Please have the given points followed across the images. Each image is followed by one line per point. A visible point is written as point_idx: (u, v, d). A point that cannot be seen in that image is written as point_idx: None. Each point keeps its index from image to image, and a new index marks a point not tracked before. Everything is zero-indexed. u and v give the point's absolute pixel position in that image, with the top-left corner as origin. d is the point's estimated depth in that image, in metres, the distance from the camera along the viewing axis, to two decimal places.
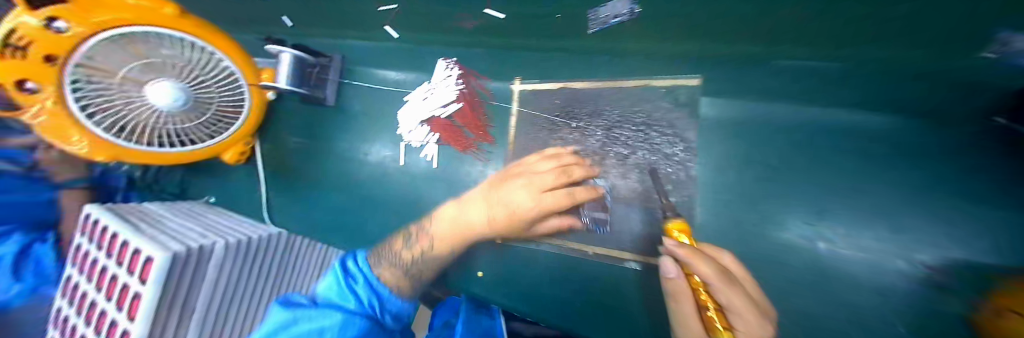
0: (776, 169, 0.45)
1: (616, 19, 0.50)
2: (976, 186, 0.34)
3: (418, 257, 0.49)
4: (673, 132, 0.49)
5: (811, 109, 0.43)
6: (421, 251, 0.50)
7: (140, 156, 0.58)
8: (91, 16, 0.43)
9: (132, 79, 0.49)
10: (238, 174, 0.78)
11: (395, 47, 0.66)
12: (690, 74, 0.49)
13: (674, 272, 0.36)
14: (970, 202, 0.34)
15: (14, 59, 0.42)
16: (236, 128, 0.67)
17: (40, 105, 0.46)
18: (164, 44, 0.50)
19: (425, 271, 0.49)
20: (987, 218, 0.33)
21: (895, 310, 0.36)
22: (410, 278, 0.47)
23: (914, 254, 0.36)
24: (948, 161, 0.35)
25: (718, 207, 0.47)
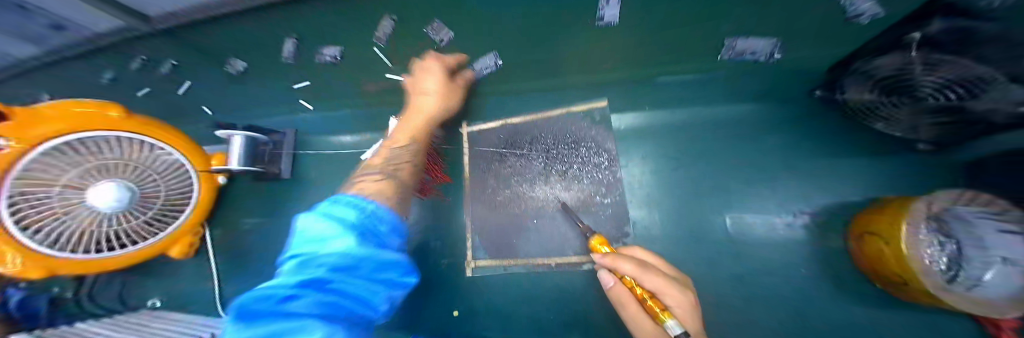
0: (682, 161, 0.55)
1: (487, 70, 0.63)
2: (818, 146, 0.51)
3: (391, 155, 0.53)
4: (598, 145, 0.58)
5: (689, 112, 0.57)
6: (392, 146, 0.54)
7: (74, 266, 0.54)
8: (33, 129, 0.45)
9: (76, 185, 0.49)
10: (187, 269, 0.73)
11: (349, 115, 0.72)
12: (598, 97, 0.60)
13: (612, 281, 0.41)
14: (817, 155, 0.51)
15: None
16: (183, 219, 0.64)
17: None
18: (106, 147, 0.52)
19: (406, 171, 0.52)
20: (823, 163, 0.50)
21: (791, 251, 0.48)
22: (389, 182, 0.48)
23: (792, 205, 0.50)
24: (798, 132, 0.53)
25: (649, 202, 0.55)
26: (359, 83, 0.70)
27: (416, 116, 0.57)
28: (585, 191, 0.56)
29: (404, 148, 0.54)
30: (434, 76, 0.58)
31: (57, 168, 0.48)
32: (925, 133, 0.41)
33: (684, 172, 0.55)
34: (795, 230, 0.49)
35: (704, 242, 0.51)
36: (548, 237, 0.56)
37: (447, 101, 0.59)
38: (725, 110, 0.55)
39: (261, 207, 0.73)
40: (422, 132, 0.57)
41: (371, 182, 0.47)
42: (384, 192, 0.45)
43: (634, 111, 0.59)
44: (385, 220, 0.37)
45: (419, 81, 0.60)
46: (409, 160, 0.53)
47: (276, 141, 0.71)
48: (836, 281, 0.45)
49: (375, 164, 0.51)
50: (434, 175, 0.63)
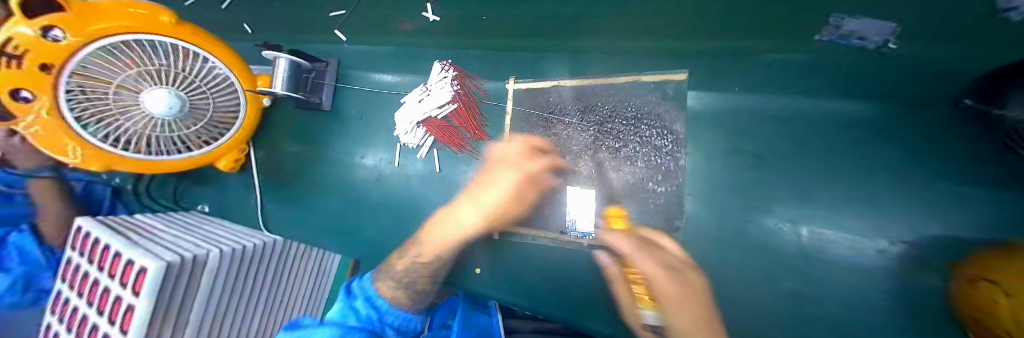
0: (761, 158, 0.47)
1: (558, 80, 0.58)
2: None
3: (411, 269, 0.51)
4: (662, 124, 0.51)
5: (786, 102, 0.47)
6: (416, 260, 0.51)
7: (133, 165, 0.58)
8: (90, 25, 0.45)
9: (127, 88, 0.50)
10: (234, 182, 0.78)
11: (391, 51, 0.68)
12: (676, 69, 0.51)
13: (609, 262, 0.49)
14: None
15: (4, 69, 0.42)
16: (231, 135, 0.67)
17: (35, 115, 0.46)
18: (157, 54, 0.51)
19: (423, 283, 0.51)
20: None
21: (871, 279, 0.41)
22: (406, 291, 0.49)
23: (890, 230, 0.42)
24: None
25: (709, 197, 0.49)
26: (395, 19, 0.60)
27: (442, 236, 0.52)
28: (637, 175, 0.50)
29: (425, 267, 0.51)
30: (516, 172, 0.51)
31: (107, 68, 0.48)
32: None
33: (760, 173, 0.47)
34: (883, 260, 0.41)
35: (761, 250, 0.46)
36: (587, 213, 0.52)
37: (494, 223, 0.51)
38: (838, 106, 0.45)
39: (300, 136, 0.74)
40: (446, 251, 0.52)
41: (392, 287, 0.49)
42: (404, 296, 0.48)
43: (715, 91, 0.50)
44: (394, 318, 0.46)
45: (490, 172, 0.54)
46: (428, 274, 0.51)
47: (319, 70, 0.70)
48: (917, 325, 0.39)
49: (399, 261, 0.52)
50: (473, 131, 0.61)
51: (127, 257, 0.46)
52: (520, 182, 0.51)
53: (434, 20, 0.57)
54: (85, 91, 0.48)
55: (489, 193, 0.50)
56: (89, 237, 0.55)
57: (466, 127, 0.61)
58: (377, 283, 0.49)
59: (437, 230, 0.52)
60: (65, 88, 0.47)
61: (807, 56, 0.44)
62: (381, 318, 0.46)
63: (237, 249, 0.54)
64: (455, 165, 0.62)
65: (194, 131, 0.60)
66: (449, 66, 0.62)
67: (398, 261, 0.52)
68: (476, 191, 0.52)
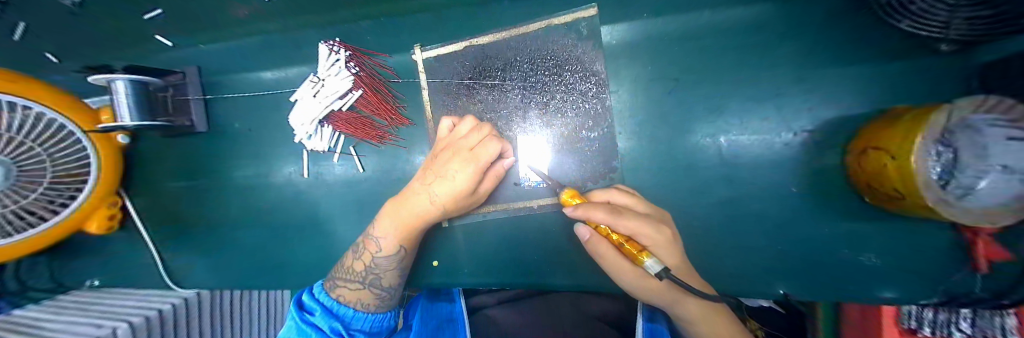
0: (681, 80, 0.47)
1: (450, 46, 0.52)
2: (846, 48, 0.43)
3: (374, 266, 0.43)
4: (584, 67, 0.48)
5: (695, 16, 0.46)
6: (376, 255, 0.43)
7: None
8: None
9: None
10: (121, 242, 0.64)
11: (264, 43, 0.56)
12: (586, 5, 0.47)
13: (587, 233, 0.37)
14: (840, 62, 0.43)
15: None
16: (91, 192, 0.53)
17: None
18: None
19: (388, 279, 0.44)
20: (844, 69, 0.43)
21: (783, 171, 0.45)
22: (371, 291, 0.43)
23: (795, 124, 0.45)
24: (824, 33, 0.44)
25: (642, 130, 0.48)
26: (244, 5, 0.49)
27: (410, 211, 0.43)
28: (570, 126, 0.48)
29: (389, 261, 0.43)
30: (461, 164, 0.41)
31: None
32: (958, 27, 0.34)
33: (681, 95, 0.47)
34: (792, 151, 0.45)
35: (695, 170, 0.47)
36: (530, 176, 0.49)
37: (451, 212, 0.45)
38: (737, 11, 0.45)
39: (184, 168, 0.61)
40: (413, 237, 0.44)
41: (352, 289, 0.43)
42: (369, 300, 0.43)
43: (627, 20, 0.47)
44: (362, 323, 0.42)
45: (439, 156, 0.44)
46: (394, 267, 0.44)
47: (174, 85, 0.55)
48: (819, 201, 0.44)
49: (353, 272, 0.43)
50: (389, 117, 0.53)
51: None
52: (478, 177, 0.42)
53: None
54: None
55: (442, 183, 0.42)
56: None
57: (379, 113, 0.53)
58: (333, 289, 0.43)
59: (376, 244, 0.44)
60: None
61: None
62: (348, 325, 0.41)
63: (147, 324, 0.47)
64: (381, 159, 0.55)
65: (33, 202, 0.46)
66: (339, 46, 0.53)
67: (354, 261, 0.44)
68: (438, 171, 0.43)
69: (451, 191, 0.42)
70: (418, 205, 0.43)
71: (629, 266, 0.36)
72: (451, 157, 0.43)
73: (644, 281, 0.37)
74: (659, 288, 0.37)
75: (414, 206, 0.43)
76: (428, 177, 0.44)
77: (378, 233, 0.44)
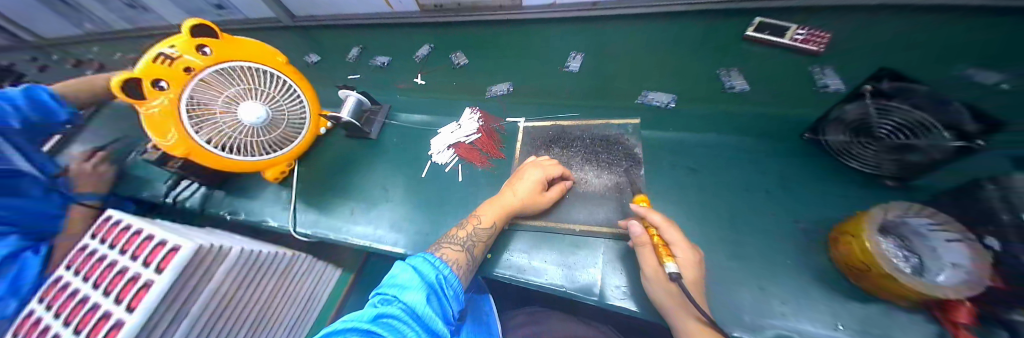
0: (698, 170, 0.68)
1: (546, 122, 0.83)
2: (829, 174, 0.61)
3: (473, 233, 0.60)
4: (627, 147, 0.73)
5: (706, 136, 0.71)
6: (478, 226, 0.60)
7: (204, 157, 0.72)
8: (229, 53, 0.72)
9: (231, 97, 0.71)
10: (269, 192, 0.90)
11: (435, 104, 0.99)
12: (632, 117, 0.78)
13: (639, 231, 0.51)
14: (826, 181, 0.60)
15: (164, 65, 0.64)
16: (286, 150, 0.85)
17: (158, 100, 0.64)
18: (263, 76, 0.76)
19: (479, 248, 0.59)
20: (830, 188, 0.59)
21: (799, 252, 0.54)
22: (466, 255, 0.58)
23: (800, 217, 0.57)
24: (808, 162, 0.63)
25: (670, 197, 0.66)
26: (445, 93, 1.01)
27: (502, 205, 0.62)
28: (613, 180, 0.69)
29: (484, 231, 0.60)
30: (532, 178, 0.63)
31: (223, 81, 0.71)
32: (887, 168, 0.53)
33: (699, 178, 0.66)
34: (802, 237, 0.55)
35: (713, 234, 0.59)
36: (579, 207, 0.67)
37: (530, 205, 0.63)
38: (728, 138, 0.70)
39: (346, 159, 0.92)
40: (503, 221, 0.62)
41: (454, 250, 0.58)
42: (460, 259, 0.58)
43: (660, 129, 0.75)
44: (452, 280, 0.54)
45: (523, 169, 0.68)
46: (484, 239, 0.60)
47: (373, 110, 0.95)
48: (841, 280, 0.49)
49: (458, 236, 0.61)
50: (492, 151, 0.81)
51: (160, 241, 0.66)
52: (542, 179, 0.64)
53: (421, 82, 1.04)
54: (201, 92, 0.69)
55: (523, 182, 0.64)
56: (122, 226, 0.72)
57: (486, 148, 0.82)
58: (441, 249, 0.59)
59: (476, 221, 0.61)
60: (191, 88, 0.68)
61: (695, 109, 0.74)
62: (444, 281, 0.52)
63: (248, 254, 0.77)
64: (474, 175, 0.79)
65: (259, 140, 0.78)
66: (478, 112, 0.90)
67: (459, 229, 0.62)
68: (516, 182, 0.65)
69: (534, 189, 0.63)
70: (510, 198, 0.62)
71: (653, 264, 0.48)
72: (529, 168, 0.66)
73: (659, 277, 0.47)
74: (671, 289, 0.46)
75: (501, 198, 0.63)
76: (517, 182, 0.65)
77: (478, 214, 0.63)
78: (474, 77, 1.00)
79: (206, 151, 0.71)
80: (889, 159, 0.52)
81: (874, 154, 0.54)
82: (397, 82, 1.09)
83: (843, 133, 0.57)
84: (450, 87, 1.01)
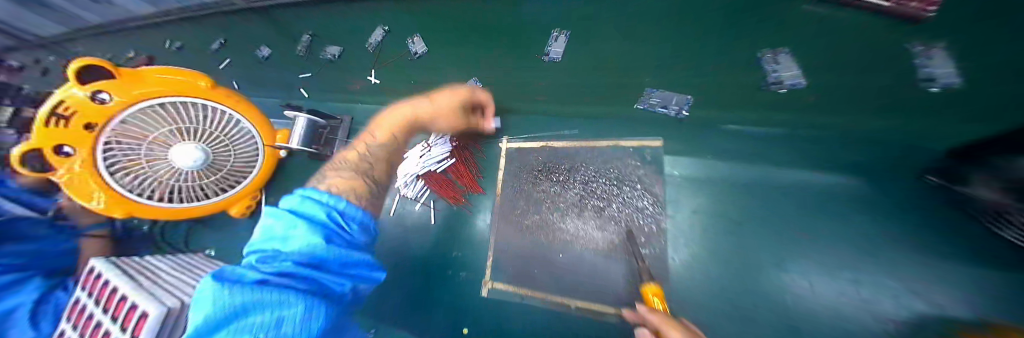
0: (738, 222, 0.50)
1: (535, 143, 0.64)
2: (939, 239, 0.42)
3: (370, 153, 0.54)
4: (643, 186, 0.54)
5: (756, 169, 0.52)
6: (375, 144, 0.56)
7: (147, 211, 0.65)
8: (135, 90, 0.57)
9: (160, 143, 0.60)
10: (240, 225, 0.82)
11: None
12: (652, 136, 0.57)
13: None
14: (935, 252, 0.41)
15: (56, 128, 0.51)
16: (243, 186, 0.74)
17: (67, 168, 0.55)
18: (189, 111, 0.62)
19: (380, 171, 0.52)
20: (942, 263, 0.40)
21: None
22: (362, 182, 0.47)
23: (886, 307, 0.40)
24: (908, 218, 0.43)
25: (693, 263, 0.50)
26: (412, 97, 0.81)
27: (402, 113, 0.60)
28: (620, 235, 0.52)
29: (383, 149, 0.55)
30: (448, 94, 0.59)
31: (142, 127, 0.59)
32: None
33: (738, 235, 0.49)
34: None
35: (744, 321, 0.45)
36: (575, 272, 0.53)
37: (437, 118, 0.60)
38: (786, 174, 0.50)
39: None
40: (402, 134, 0.59)
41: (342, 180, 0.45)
42: (351, 186, 0.45)
43: (690, 157, 0.55)
44: (353, 214, 0.39)
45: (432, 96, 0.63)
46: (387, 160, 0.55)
47: (333, 126, 0.80)
48: None
49: (353, 159, 0.52)
50: (468, 183, 0.66)
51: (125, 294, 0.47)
52: (458, 102, 0.58)
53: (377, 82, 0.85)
54: (120, 143, 0.58)
55: (437, 96, 0.60)
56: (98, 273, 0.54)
57: (462, 179, 0.66)
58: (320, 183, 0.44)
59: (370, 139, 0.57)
60: (104, 143, 0.57)
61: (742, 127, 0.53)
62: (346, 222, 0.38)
63: None
64: (450, 215, 0.65)
65: (206, 182, 0.68)
66: None
67: (348, 152, 0.53)
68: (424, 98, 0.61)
69: (439, 111, 0.59)
70: (419, 105, 0.61)
71: None
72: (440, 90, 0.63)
73: None
74: None
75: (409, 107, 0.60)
76: (421, 101, 0.61)
77: (375, 132, 0.58)
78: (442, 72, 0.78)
79: (144, 205, 0.64)
80: None
81: None
82: (354, 82, 0.90)
83: (994, 190, 0.34)
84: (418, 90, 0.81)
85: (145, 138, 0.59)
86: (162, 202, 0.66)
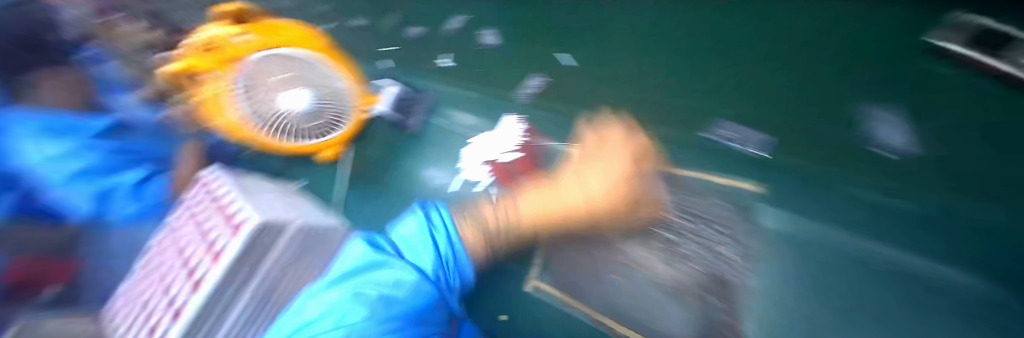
0: (862, 302, 0.39)
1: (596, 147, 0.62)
2: None
3: (499, 218, 0.55)
4: (730, 232, 0.50)
5: (907, 244, 0.39)
6: (518, 213, 0.56)
7: (258, 141, 0.68)
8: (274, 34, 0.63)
9: (279, 82, 0.62)
10: (312, 169, 0.89)
11: (476, 98, 0.81)
12: (750, 179, 0.52)
13: None
14: None
15: (214, 54, 0.60)
16: (335, 136, 0.77)
17: (211, 87, 0.62)
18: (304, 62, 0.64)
19: (506, 240, 0.55)
20: None
21: None
22: (489, 228, 0.54)
23: None
24: None
25: (777, 330, 0.42)
26: (486, 84, 0.80)
27: (552, 203, 0.56)
28: (694, 277, 0.49)
29: (517, 216, 0.55)
30: (597, 172, 0.58)
31: (268, 64, 0.61)
32: None
33: (855, 316, 0.39)
34: None
35: None
36: (632, 297, 0.51)
37: (599, 203, 0.55)
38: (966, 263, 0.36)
39: (385, 149, 0.86)
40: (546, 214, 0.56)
41: (471, 228, 0.54)
42: (478, 241, 0.53)
43: (796, 211, 0.48)
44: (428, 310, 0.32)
45: (591, 158, 0.61)
46: (513, 234, 0.55)
47: (412, 97, 0.84)
48: None
49: (495, 210, 0.56)
50: (534, 182, 0.65)
51: (238, 205, 0.45)
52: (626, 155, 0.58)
53: (449, 65, 0.86)
54: (249, 77, 0.61)
55: (603, 164, 0.59)
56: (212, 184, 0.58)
57: (525, 174, 0.66)
58: (460, 222, 0.55)
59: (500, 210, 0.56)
60: (242, 73, 0.60)
61: (880, 191, 0.41)
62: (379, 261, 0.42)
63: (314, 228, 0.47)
64: None
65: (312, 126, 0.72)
66: (522, 121, 0.73)
67: (492, 208, 0.57)
68: (588, 172, 0.59)
69: (612, 184, 0.56)
70: (590, 192, 0.56)
71: None
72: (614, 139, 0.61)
73: None
74: None
75: (579, 190, 0.57)
76: (586, 161, 0.61)
77: (520, 202, 0.57)
78: (521, 67, 0.77)
79: (261, 137, 0.67)
80: None
81: None
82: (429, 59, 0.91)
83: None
84: (494, 78, 0.80)
85: (268, 78, 0.62)
86: (274, 138, 0.68)
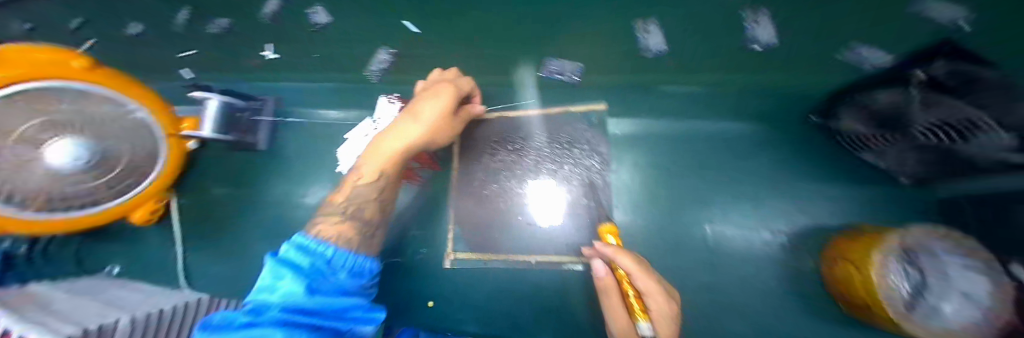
0: (670, 170, 0.56)
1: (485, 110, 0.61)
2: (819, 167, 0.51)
3: (351, 199, 0.43)
4: (591, 147, 0.57)
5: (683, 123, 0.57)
6: (358, 184, 0.44)
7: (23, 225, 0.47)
8: None
9: (28, 138, 0.42)
10: (149, 234, 0.68)
11: (332, 88, 0.68)
12: (597, 101, 0.59)
13: (603, 270, 0.43)
14: (814, 180, 0.51)
15: None
16: (143, 187, 0.57)
17: None
18: (67, 98, 0.43)
19: (371, 212, 0.44)
20: (818, 186, 0.51)
21: (765, 271, 0.49)
22: (352, 225, 0.40)
23: (774, 226, 0.51)
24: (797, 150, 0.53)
25: (637, 210, 0.55)
26: (333, 68, 0.67)
27: (388, 149, 0.45)
28: (575, 194, 0.56)
29: (370, 190, 0.44)
30: (436, 102, 0.43)
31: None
32: (909, 167, 0.42)
33: (669, 182, 0.55)
34: (770, 249, 0.50)
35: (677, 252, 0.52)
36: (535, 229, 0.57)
37: (437, 134, 0.47)
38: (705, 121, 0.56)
39: (237, 181, 0.69)
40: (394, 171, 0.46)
41: (332, 224, 0.40)
42: (348, 236, 0.39)
43: (631, 116, 0.58)
44: (343, 262, 0.35)
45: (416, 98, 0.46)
46: (376, 198, 0.45)
47: (254, 109, 0.66)
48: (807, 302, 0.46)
49: (339, 203, 0.43)
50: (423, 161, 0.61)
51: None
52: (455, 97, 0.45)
53: (273, 57, 0.67)
54: None
55: (430, 100, 0.43)
56: None
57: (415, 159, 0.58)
58: (312, 225, 0.40)
59: (355, 177, 0.45)
60: None
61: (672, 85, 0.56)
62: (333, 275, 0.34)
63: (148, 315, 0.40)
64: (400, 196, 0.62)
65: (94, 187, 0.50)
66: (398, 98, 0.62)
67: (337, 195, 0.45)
68: (414, 106, 0.44)
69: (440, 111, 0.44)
70: (409, 133, 0.44)
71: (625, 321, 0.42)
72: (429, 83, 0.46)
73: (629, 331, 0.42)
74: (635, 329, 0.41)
75: (400, 136, 0.44)
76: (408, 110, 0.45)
77: (358, 170, 0.46)
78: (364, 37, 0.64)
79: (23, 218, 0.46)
80: (915, 159, 0.40)
81: (894, 149, 0.41)
82: (246, 54, 0.69)
83: (862, 125, 0.43)
84: (338, 57, 0.66)
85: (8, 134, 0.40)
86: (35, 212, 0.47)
